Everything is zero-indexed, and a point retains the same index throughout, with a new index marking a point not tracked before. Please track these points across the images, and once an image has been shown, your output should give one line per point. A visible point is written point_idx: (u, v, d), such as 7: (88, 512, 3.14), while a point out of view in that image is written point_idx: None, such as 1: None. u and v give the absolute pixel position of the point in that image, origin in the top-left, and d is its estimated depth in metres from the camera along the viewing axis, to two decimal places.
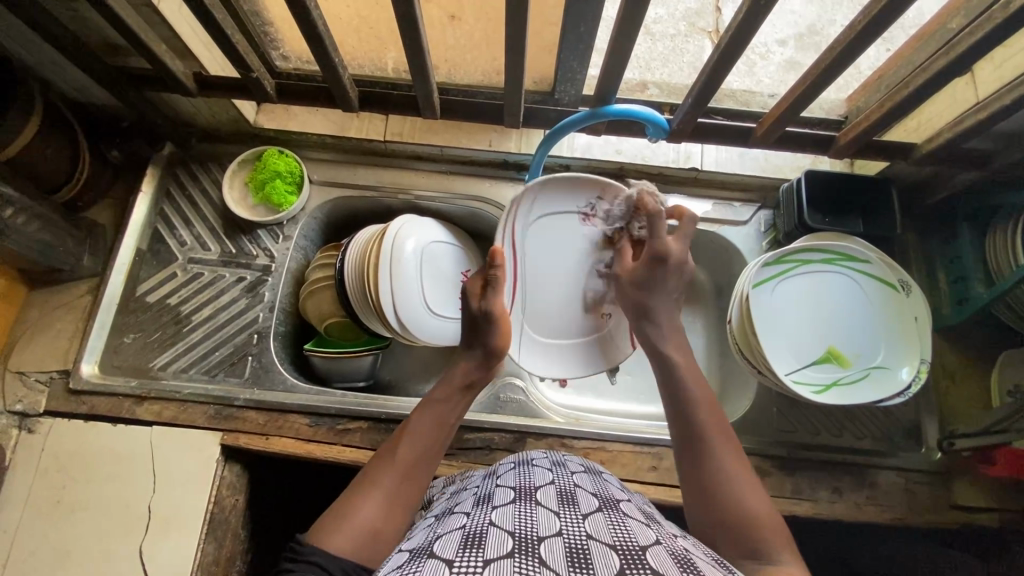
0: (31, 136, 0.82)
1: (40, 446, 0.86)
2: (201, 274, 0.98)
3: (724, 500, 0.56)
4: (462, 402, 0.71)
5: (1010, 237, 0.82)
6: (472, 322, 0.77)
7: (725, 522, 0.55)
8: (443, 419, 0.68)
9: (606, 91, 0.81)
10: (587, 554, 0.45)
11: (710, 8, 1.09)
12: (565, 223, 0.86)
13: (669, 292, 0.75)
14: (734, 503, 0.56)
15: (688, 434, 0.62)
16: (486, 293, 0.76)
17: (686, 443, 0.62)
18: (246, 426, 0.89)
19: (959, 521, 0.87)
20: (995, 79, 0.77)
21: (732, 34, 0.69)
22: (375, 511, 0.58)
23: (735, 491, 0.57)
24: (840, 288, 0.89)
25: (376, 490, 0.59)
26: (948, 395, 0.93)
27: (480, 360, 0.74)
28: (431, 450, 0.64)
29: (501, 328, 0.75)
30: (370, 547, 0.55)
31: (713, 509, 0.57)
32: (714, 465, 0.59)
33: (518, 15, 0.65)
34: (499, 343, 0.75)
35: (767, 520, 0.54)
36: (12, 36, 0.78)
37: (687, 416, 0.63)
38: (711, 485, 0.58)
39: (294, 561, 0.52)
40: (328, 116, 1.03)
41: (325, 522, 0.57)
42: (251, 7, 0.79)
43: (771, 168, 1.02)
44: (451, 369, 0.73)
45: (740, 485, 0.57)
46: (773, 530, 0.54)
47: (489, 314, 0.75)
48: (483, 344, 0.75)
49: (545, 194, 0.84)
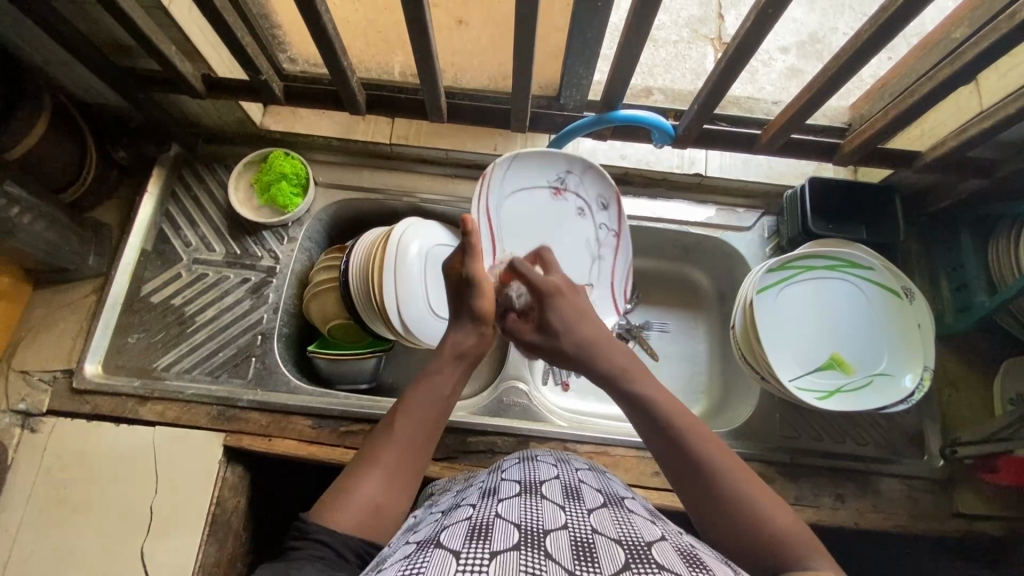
0: (38, 137, 0.82)
1: (44, 444, 0.86)
2: (206, 274, 0.98)
3: (751, 524, 0.54)
4: (456, 370, 0.70)
5: (1011, 245, 0.82)
6: (456, 292, 0.76)
7: (763, 553, 0.53)
8: (437, 391, 0.67)
9: (614, 96, 0.81)
10: (593, 549, 0.45)
11: (712, 15, 1.10)
12: (537, 195, 0.92)
13: (575, 316, 0.75)
14: (762, 527, 0.54)
15: (688, 471, 0.59)
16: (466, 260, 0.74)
17: (693, 479, 0.58)
18: (250, 427, 0.89)
19: (961, 529, 0.87)
20: (1000, 88, 0.78)
21: (737, 43, 0.69)
22: (376, 484, 0.58)
23: (752, 506, 0.55)
24: (843, 295, 0.90)
25: (377, 466, 0.60)
26: (950, 402, 0.94)
27: (472, 329, 0.73)
28: (427, 426, 0.64)
29: (483, 291, 0.73)
30: (371, 524, 0.56)
31: (750, 543, 0.54)
32: (728, 490, 0.57)
33: (526, 20, 0.65)
34: (484, 306, 0.74)
35: (795, 533, 0.53)
36: (20, 34, 0.78)
37: (682, 453, 0.60)
38: (736, 520, 0.55)
39: (301, 539, 0.54)
40: (335, 118, 1.04)
41: (328, 499, 0.58)
42: (261, 10, 0.80)
43: (775, 174, 1.02)
44: (444, 340, 0.73)
45: (761, 509, 0.55)
46: (801, 539, 0.53)
47: (472, 279, 0.73)
48: (468, 310, 0.74)
49: (513, 170, 0.90)
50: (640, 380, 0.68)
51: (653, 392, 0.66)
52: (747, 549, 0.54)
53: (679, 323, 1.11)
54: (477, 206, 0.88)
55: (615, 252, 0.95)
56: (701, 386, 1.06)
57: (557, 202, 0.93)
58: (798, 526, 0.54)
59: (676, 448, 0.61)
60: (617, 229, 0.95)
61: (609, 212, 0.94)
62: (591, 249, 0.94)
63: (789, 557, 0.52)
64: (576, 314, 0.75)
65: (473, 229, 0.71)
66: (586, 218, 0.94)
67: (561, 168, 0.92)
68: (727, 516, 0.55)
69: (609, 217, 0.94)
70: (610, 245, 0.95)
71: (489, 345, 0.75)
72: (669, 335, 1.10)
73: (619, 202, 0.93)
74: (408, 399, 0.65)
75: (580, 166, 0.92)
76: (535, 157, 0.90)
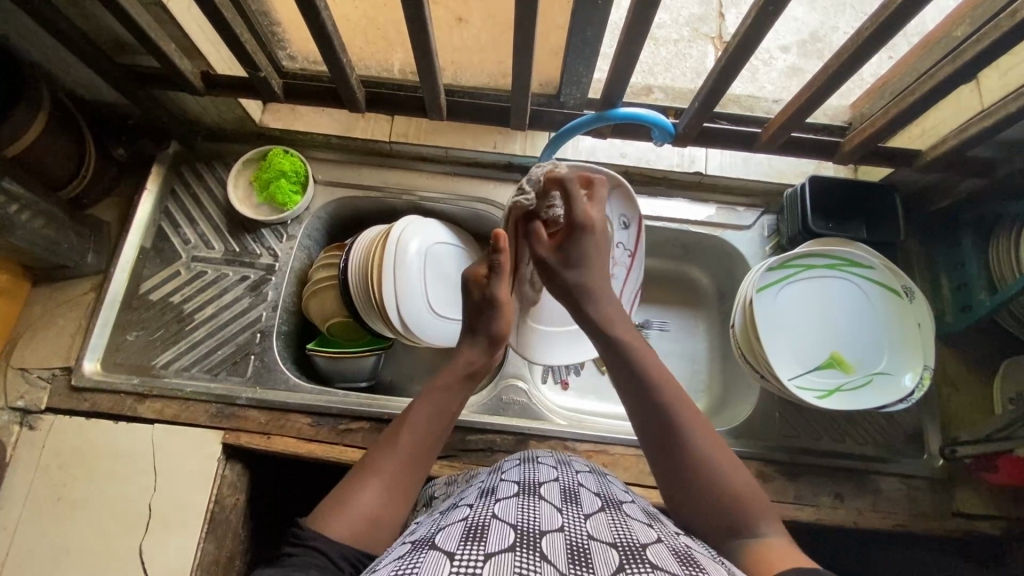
0: (37, 133, 0.82)
1: (42, 442, 0.86)
2: (205, 272, 0.98)
3: (699, 476, 0.57)
4: (464, 390, 0.71)
5: (1012, 244, 0.82)
6: (475, 309, 0.75)
7: (704, 504, 0.56)
8: (444, 405, 0.68)
9: (614, 95, 0.81)
10: (588, 553, 0.44)
11: (713, 13, 1.10)
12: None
13: (594, 260, 0.74)
14: (710, 482, 0.57)
15: (652, 421, 0.62)
16: (491, 278, 0.74)
17: (654, 430, 0.62)
18: (248, 425, 0.89)
19: (961, 528, 0.87)
20: (1001, 87, 0.78)
21: (738, 42, 0.69)
22: (375, 496, 0.59)
23: (704, 461, 0.58)
24: (843, 294, 0.89)
25: (377, 476, 0.60)
26: (950, 401, 0.94)
27: (485, 347, 0.74)
28: (430, 438, 0.65)
29: (506, 316, 0.74)
30: (369, 534, 0.56)
31: (694, 493, 0.57)
32: (685, 444, 0.59)
33: (526, 18, 0.65)
34: (502, 330, 0.74)
35: (742, 492, 0.56)
36: (19, 31, 0.78)
37: (650, 404, 0.63)
38: (685, 471, 0.58)
39: (296, 545, 0.53)
40: (334, 116, 1.03)
41: (327, 506, 0.58)
42: (260, 7, 0.80)
43: (775, 172, 1.02)
44: (455, 355, 0.73)
45: (713, 465, 0.58)
46: (745, 497, 0.56)
47: (494, 301, 0.73)
48: (486, 331, 0.74)
49: None
50: (622, 332, 0.70)
51: (636, 345, 0.68)
52: (690, 498, 0.57)
53: (679, 321, 1.11)
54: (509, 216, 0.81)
55: (627, 271, 0.93)
56: (700, 384, 1.06)
57: None
58: (750, 485, 0.57)
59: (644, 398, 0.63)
60: (633, 248, 0.92)
61: (628, 231, 0.91)
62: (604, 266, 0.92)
63: (738, 518, 0.54)
64: (595, 258, 0.74)
65: (503, 244, 0.72)
66: None
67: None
68: (678, 467, 0.59)
69: (628, 236, 0.91)
70: (623, 263, 0.93)
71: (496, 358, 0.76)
72: (669, 334, 1.10)
73: (640, 225, 0.89)
74: (413, 410, 0.66)
75: (617, 184, 0.85)
76: (572, 177, 0.83)
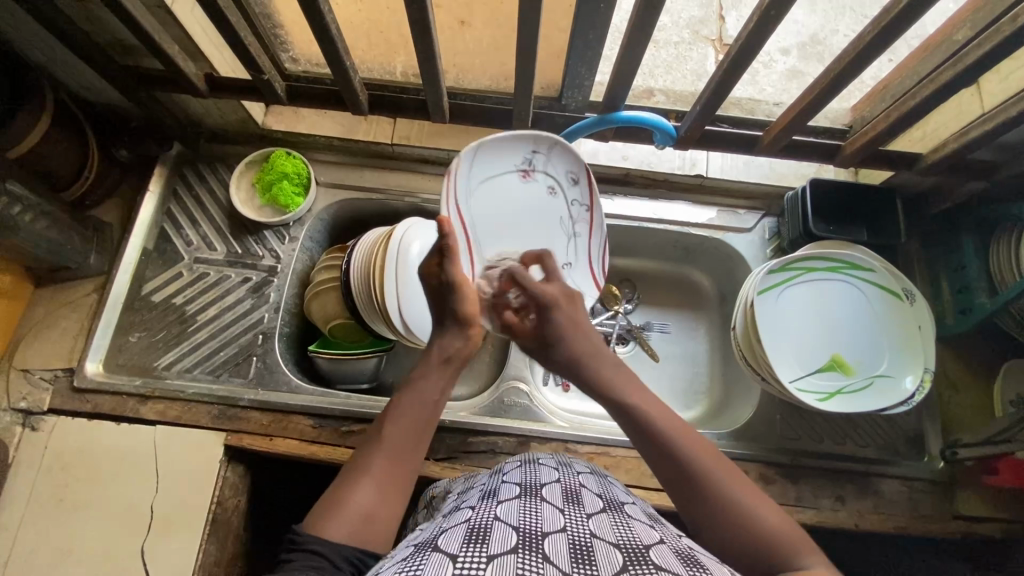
0: (41, 135, 0.82)
1: (44, 443, 0.86)
2: (207, 274, 0.98)
3: (736, 520, 0.54)
4: (442, 375, 0.69)
5: (1013, 247, 0.83)
6: (437, 297, 0.71)
7: (748, 548, 0.53)
8: (425, 395, 0.67)
9: (615, 99, 0.82)
10: (591, 552, 0.45)
11: (713, 16, 1.10)
12: (504, 182, 0.82)
13: (572, 327, 0.71)
14: (749, 524, 0.54)
15: (673, 472, 0.58)
16: (444, 264, 0.70)
17: (677, 479, 0.58)
18: (251, 427, 0.89)
19: (962, 530, 0.87)
20: (1002, 91, 0.78)
21: (741, 45, 0.69)
22: (368, 496, 0.58)
23: (735, 501, 0.55)
24: (843, 296, 0.90)
25: (369, 474, 0.59)
26: (951, 403, 0.94)
27: (457, 330, 0.71)
28: (417, 430, 0.64)
29: (467, 295, 0.70)
30: (366, 532, 0.56)
31: (735, 538, 0.54)
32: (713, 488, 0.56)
33: (530, 21, 0.65)
34: (469, 310, 0.71)
35: (782, 528, 0.53)
36: (23, 33, 0.78)
37: (667, 454, 0.59)
38: (720, 518, 0.55)
39: (292, 551, 0.54)
40: (337, 119, 1.04)
41: (321, 509, 0.57)
42: (264, 9, 0.80)
43: (776, 176, 1.03)
44: (429, 345, 0.71)
45: (745, 503, 0.55)
46: (788, 535, 0.53)
47: (451, 285, 0.70)
48: (451, 314, 0.71)
49: (479, 158, 0.78)
50: (622, 384, 0.66)
51: (636, 393, 0.64)
52: (732, 545, 0.54)
53: (680, 323, 1.11)
54: (446, 207, 0.75)
55: (589, 227, 0.89)
56: (701, 386, 1.06)
57: (526, 184, 0.84)
58: (785, 520, 0.54)
59: (659, 448, 0.60)
60: (589, 203, 0.88)
61: (579, 187, 0.87)
62: (566, 228, 0.88)
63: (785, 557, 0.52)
64: (571, 325, 0.71)
65: (450, 230, 0.67)
66: (556, 196, 0.86)
67: (526, 147, 0.82)
68: (713, 515, 0.55)
69: (581, 192, 0.87)
70: (584, 221, 0.89)
71: (474, 342, 0.72)
72: (669, 336, 1.10)
73: (591, 176, 0.85)
74: (397, 403, 0.65)
75: (548, 142, 0.82)
76: (499, 144, 0.79)
